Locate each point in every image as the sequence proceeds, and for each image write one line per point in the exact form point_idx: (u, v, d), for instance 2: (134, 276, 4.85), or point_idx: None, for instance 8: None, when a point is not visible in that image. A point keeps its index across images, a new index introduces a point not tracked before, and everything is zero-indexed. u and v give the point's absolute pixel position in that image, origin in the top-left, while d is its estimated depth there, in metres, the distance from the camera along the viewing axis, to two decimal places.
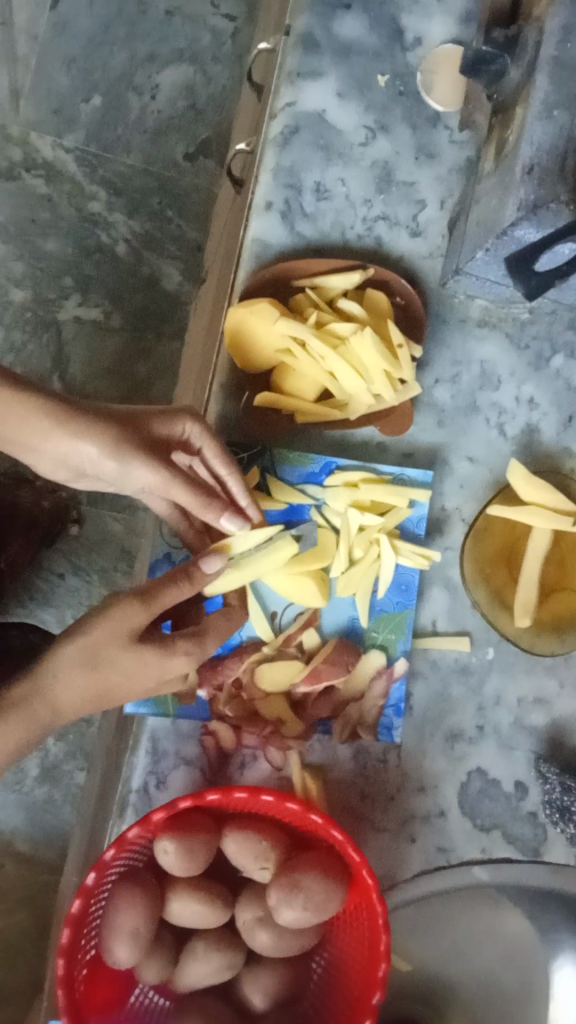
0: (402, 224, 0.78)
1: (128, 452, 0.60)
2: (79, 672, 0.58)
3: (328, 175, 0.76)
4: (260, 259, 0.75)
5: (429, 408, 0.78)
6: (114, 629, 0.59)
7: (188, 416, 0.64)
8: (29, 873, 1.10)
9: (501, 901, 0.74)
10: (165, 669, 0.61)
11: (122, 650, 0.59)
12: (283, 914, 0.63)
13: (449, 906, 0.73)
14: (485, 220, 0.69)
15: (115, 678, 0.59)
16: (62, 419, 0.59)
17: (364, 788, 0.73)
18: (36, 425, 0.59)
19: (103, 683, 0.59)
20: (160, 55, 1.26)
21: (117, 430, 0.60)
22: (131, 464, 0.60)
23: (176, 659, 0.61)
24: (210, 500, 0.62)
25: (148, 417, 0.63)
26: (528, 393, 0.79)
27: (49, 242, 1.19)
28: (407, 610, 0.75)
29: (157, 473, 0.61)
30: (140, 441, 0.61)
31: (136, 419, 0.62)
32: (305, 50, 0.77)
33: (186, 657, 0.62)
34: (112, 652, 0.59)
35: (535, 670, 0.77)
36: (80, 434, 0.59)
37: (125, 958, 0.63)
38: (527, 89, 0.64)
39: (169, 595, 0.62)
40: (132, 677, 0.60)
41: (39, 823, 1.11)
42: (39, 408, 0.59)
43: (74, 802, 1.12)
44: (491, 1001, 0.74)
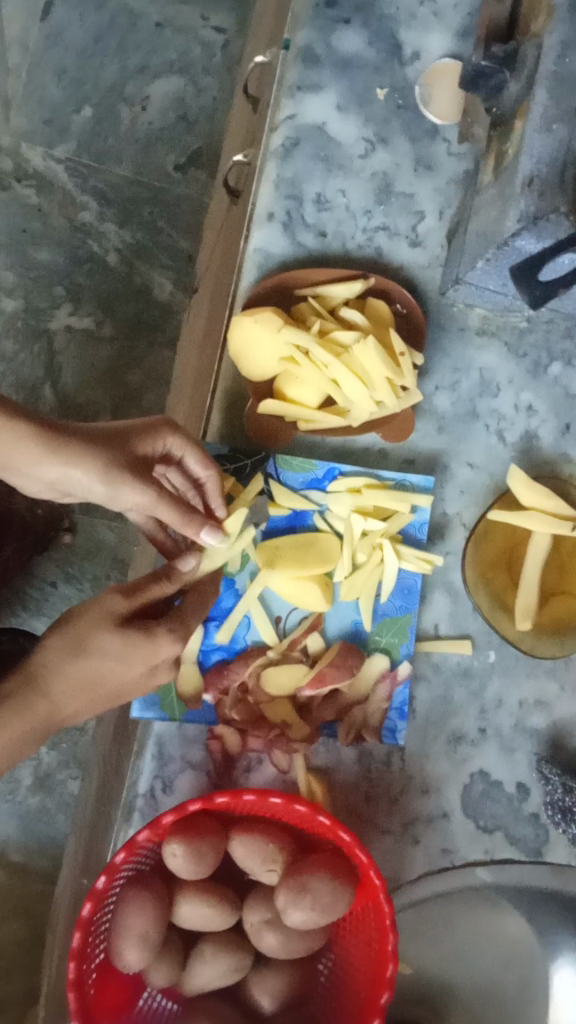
0: (401, 234, 0.79)
1: (117, 474, 0.59)
2: (68, 662, 0.59)
3: (329, 186, 0.78)
4: (262, 270, 0.76)
5: (430, 415, 0.79)
6: (98, 614, 0.60)
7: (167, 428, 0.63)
8: (22, 884, 1.10)
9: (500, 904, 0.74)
10: (156, 656, 0.60)
11: (106, 632, 0.59)
12: (291, 915, 0.64)
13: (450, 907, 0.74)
14: (485, 230, 0.70)
15: (105, 670, 0.59)
16: (50, 445, 0.58)
17: (368, 790, 0.74)
18: (22, 450, 0.58)
19: (93, 674, 0.59)
20: (152, 67, 1.27)
21: (104, 452, 0.59)
22: (120, 487, 0.59)
23: (163, 642, 0.60)
24: (193, 518, 0.61)
25: (130, 433, 0.61)
26: (526, 400, 0.80)
27: (40, 252, 1.20)
28: (410, 614, 0.75)
29: (145, 494, 0.59)
30: (128, 460, 0.60)
31: (120, 437, 0.61)
32: (306, 65, 0.78)
33: (174, 638, 0.60)
34: (95, 635, 0.59)
35: (535, 672, 0.78)
36: (69, 457, 0.58)
37: (134, 962, 0.63)
38: (526, 103, 0.66)
39: (152, 589, 0.62)
40: (121, 666, 0.59)
41: (33, 833, 1.11)
42: (30, 433, 0.58)
43: (67, 811, 1.11)
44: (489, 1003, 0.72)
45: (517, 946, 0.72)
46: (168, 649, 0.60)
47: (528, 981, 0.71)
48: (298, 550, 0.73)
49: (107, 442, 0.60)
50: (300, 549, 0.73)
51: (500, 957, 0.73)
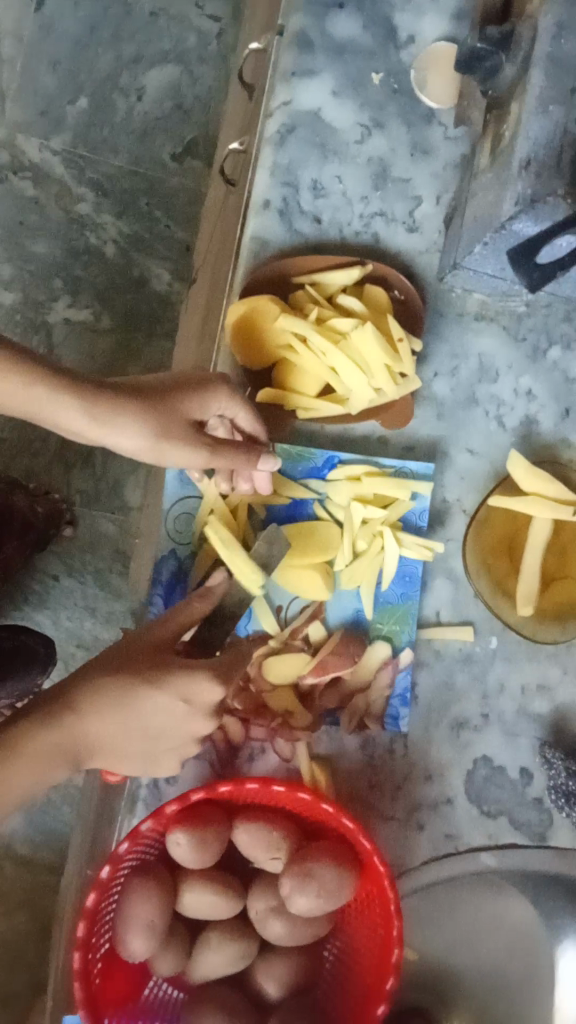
0: (398, 220, 0.78)
1: (167, 434, 0.64)
2: (98, 693, 0.59)
3: (325, 172, 0.77)
4: (258, 257, 0.76)
5: (429, 402, 0.79)
6: (137, 647, 0.61)
7: (215, 388, 0.67)
8: (30, 875, 1.10)
9: (503, 888, 0.76)
10: (193, 690, 0.59)
11: (144, 663, 0.60)
12: (297, 902, 0.64)
13: (453, 891, 0.75)
14: (482, 215, 0.70)
15: (145, 702, 0.59)
16: (97, 415, 0.63)
17: (371, 777, 0.74)
18: (72, 413, 0.63)
19: (125, 711, 0.59)
20: (146, 56, 1.26)
21: (151, 416, 0.64)
22: (170, 445, 0.64)
23: (200, 678, 0.60)
24: (250, 453, 0.66)
25: (180, 396, 0.65)
26: (526, 386, 0.80)
27: (37, 244, 1.20)
28: (411, 601, 0.75)
29: (197, 451, 0.65)
30: (178, 423, 0.65)
31: (167, 399, 0.65)
32: (300, 50, 0.77)
33: (213, 678, 0.60)
34: (134, 663, 0.60)
35: (538, 658, 0.78)
36: (120, 420, 0.63)
37: (140, 950, 0.64)
38: (522, 85, 0.66)
39: (184, 611, 0.64)
40: (160, 695, 0.59)
41: (39, 825, 1.11)
42: (76, 399, 0.63)
43: (73, 802, 1.12)
44: (496, 986, 0.79)
45: (523, 933, 0.78)
46: (207, 690, 0.60)
47: (536, 968, 0.77)
48: (300, 541, 0.73)
49: (156, 400, 0.64)
50: (300, 540, 0.73)
51: (506, 945, 0.79)
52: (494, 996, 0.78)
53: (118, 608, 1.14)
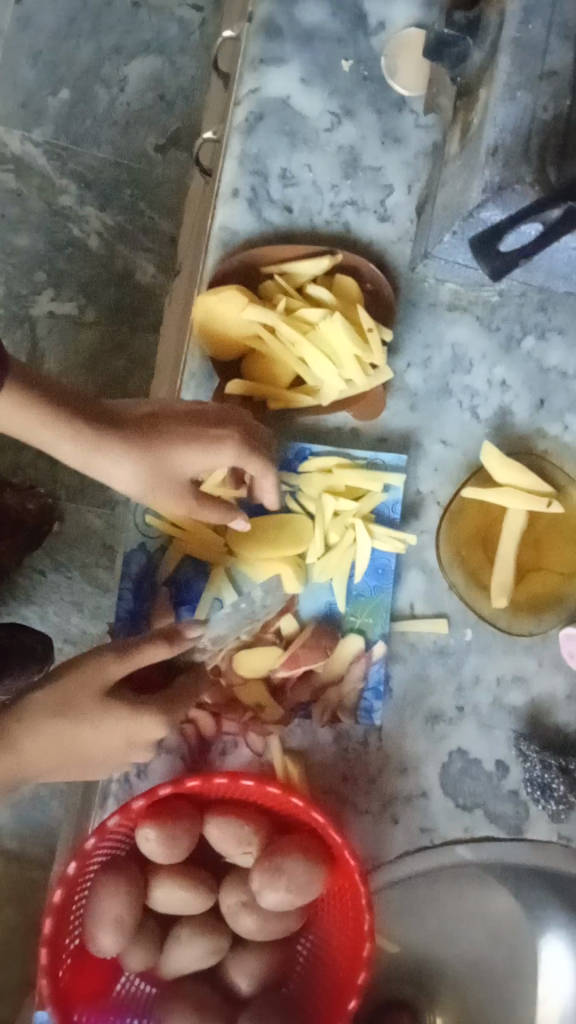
0: (369, 209, 0.77)
1: (158, 489, 0.66)
2: (50, 724, 0.63)
3: (294, 161, 0.76)
4: (227, 248, 0.75)
5: (402, 393, 0.78)
6: (85, 681, 0.64)
7: (220, 447, 0.66)
8: (19, 871, 1.10)
9: (488, 885, 0.78)
10: (140, 736, 0.63)
11: (92, 700, 0.63)
12: (267, 896, 0.64)
13: (435, 888, 0.77)
14: (451, 202, 0.69)
15: (89, 740, 0.63)
16: (94, 458, 0.64)
17: (345, 771, 0.73)
18: (72, 450, 0.63)
19: (74, 743, 0.63)
20: (127, 47, 1.25)
21: (145, 469, 0.65)
22: (157, 497, 0.66)
23: (146, 722, 0.63)
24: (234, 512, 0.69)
25: (180, 450, 0.65)
26: (499, 376, 0.79)
27: (20, 237, 1.19)
28: (384, 594, 0.75)
29: (184, 505, 0.67)
30: (172, 480, 0.66)
31: (163, 457, 0.65)
32: (268, 37, 0.76)
33: (158, 721, 0.63)
34: (83, 700, 0.63)
35: (514, 650, 0.77)
36: (117, 467, 0.64)
37: (109, 945, 0.63)
38: (489, 71, 0.65)
39: (150, 650, 0.64)
40: (101, 737, 0.63)
41: (27, 820, 1.10)
42: (81, 441, 0.63)
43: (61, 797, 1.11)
44: (475, 970, 0.82)
45: (504, 919, 0.81)
46: (151, 730, 0.63)
47: (517, 953, 0.81)
48: (272, 530, 0.73)
49: (152, 456, 0.65)
50: (273, 529, 0.73)
51: (487, 930, 0.82)
52: (474, 979, 0.82)
53: (105, 604, 1.14)
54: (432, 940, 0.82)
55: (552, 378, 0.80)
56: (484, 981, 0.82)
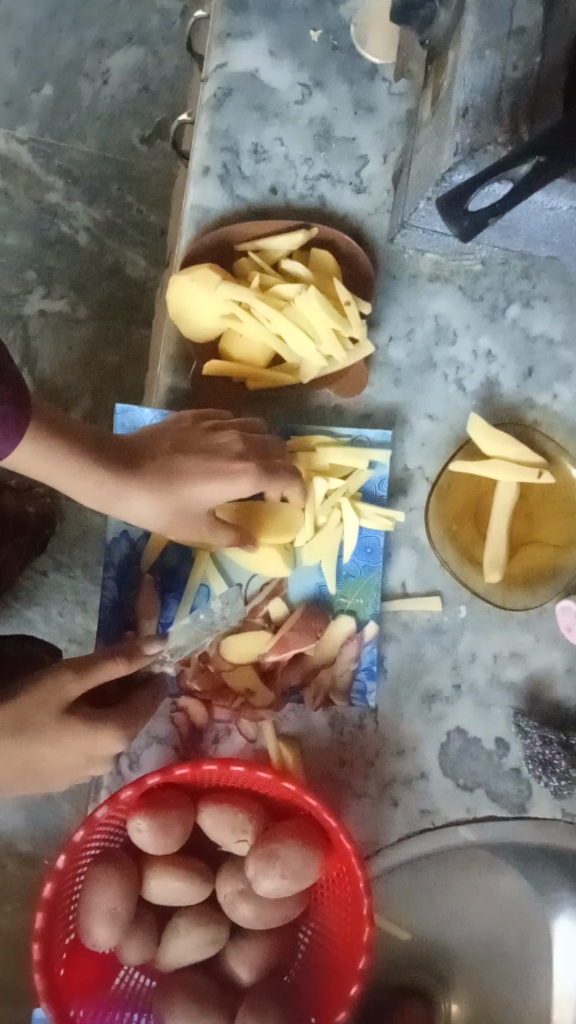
0: (344, 181, 0.76)
1: (178, 523, 0.64)
2: (6, 742, 0.60)
3: (265, 135, 0.75)
4: (200, 226, 0.74)
5: (385, 368, 0.76)
6: (42, 701, 0.60)
7: (242, 482, 0.64)
8: (32, 873, 1.04)
9: (494, 867, 0.78)
10: (96, 749, 0.62)
11: (50, 720, 0.60)
12: (262, 884, 0.63)
13: (440, 871, 0.77)
14: (424, 169, 0.67)
15: (41, 755, 0.61)
16: (113, 500, 0.61)
17: (342, 755, 0.72)
18: (95, 493, 0.60)
19: (30, 757, 0.61)
20: (110, 39, 1.21)
21: (164, 508, 0.62)
22: (176, 529, 0.64)
23: (104, 738, 0.61)
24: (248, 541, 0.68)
25: (201, 485, 0.63)
26: (485, 346, 0.77)
27: (9, 237, 1.15)
28: (374, 574, 0.73)
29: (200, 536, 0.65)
30: (192, 514, 0.64)
31: (184, 492, 0.63)
32: (233, 11, 0.75)
33: (117, 737, 0.62)
34: (41, 722, 0.60)
35: (509, 625, 0.75)
36: (139, 506, 0.62)
37: (104, 939, 0.62)
38: (457, 31, 0.63)
39: (109, 666, 0.61)
40: (59, 752, 0.61)
41: (39, 821, 1.04)
42: (106, 485, 0.60)
43: (74, 798, 1.04)
44: (491, 957, 0.81)
45: (511, 903, 0.79)
46: (108, 746, 0.62)
47: (529, 936, 0.79)
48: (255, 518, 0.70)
49: (173, 493, 0.62)
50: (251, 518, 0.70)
51: (499, 916, 0.80)
52: (489, 966, 0.81)
53: None
54: (446, 930, 0.81)
55: (538, 346, 0.78)
56: (499, 967, 0.80)
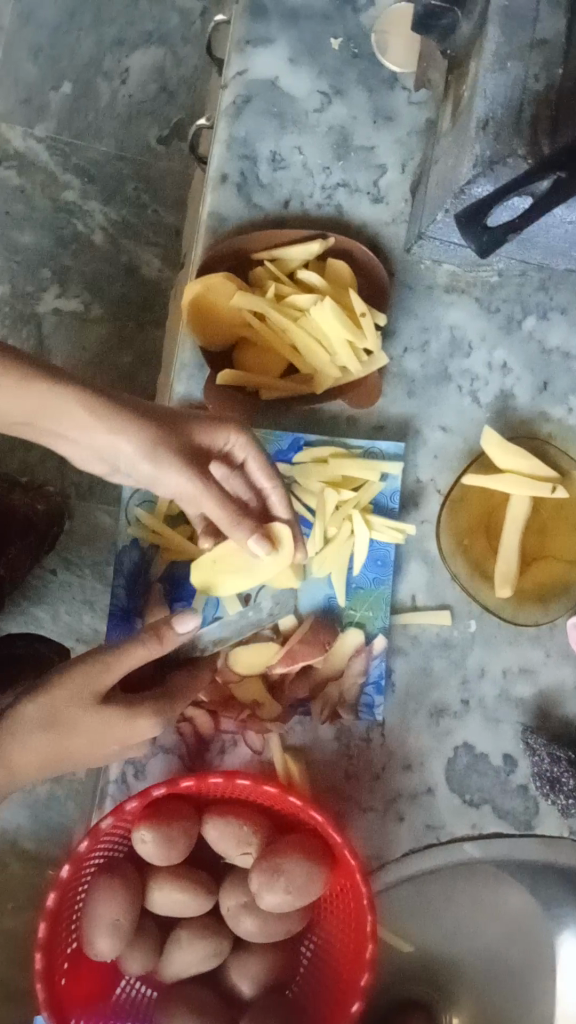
0: (362, 190, 0.75)
1: (161, 453, 0.59)
2: (37, 736, 0.58)
3: (283, 143, 0.74)
4: (216, 233, 0.73)
5: (399, 379, 0.76)
6: (75, 691, 0.58)
7: (231, 426, 0.63)
8: (36, 873, 1.03)
9: (502, 877, 0.76)
10: (134, 736, 0.60)
11: (83, 711, 0.58)
12: (266, 898, 0.63)
13: (450, 878, 0.76)
14: (443, 179, 0.67)
15: (74, 746, 0.59)
16: (102, 417, 0.58)
17: (348, 768, 0.72)
18: (83, 415, 0.57)
19: (65, 747, 0.59)
20: (129, 38, 1.20)
21: (155, 432, 0.59)
22: (167, 468, 0.60)
23: (141, 722, 0.60)
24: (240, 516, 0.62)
25: (190, 420, 0.62)
26: (500, 359, 0.77)
27: (24, 234, 1.13)
28: (384, 587, 0.73)
29: (192, 482, 0.60)
30: (176, 441, 0.60)
31: (174, 422, 0.61)
32: (253, 16, 0.75)
33: (155, 720, 0.60)
34: (74, 713, 0.58)
35: (519, 641, 0.75)
36: (115, 429, 0.58)
37: (106, 951, 0.62)
38: (478, 42, 0.63)
39: (137, 650, 0.59)
40: (94, 741, 0.59)
41: (44, 821, 1.03)
42: (73, 396, 0.57)
43: (79, 798, 1.03)
44: (497, 975, 0.78)
45: (519, 919, 0.76)
46: (147, 730, 0.60)
47: (534, 956, 0.75)
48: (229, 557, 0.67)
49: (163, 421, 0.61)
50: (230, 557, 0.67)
51: (505, 933, 0.78)
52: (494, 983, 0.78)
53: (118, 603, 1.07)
54: (452, 941, 0.80)
55: (554, 359, 0.77)
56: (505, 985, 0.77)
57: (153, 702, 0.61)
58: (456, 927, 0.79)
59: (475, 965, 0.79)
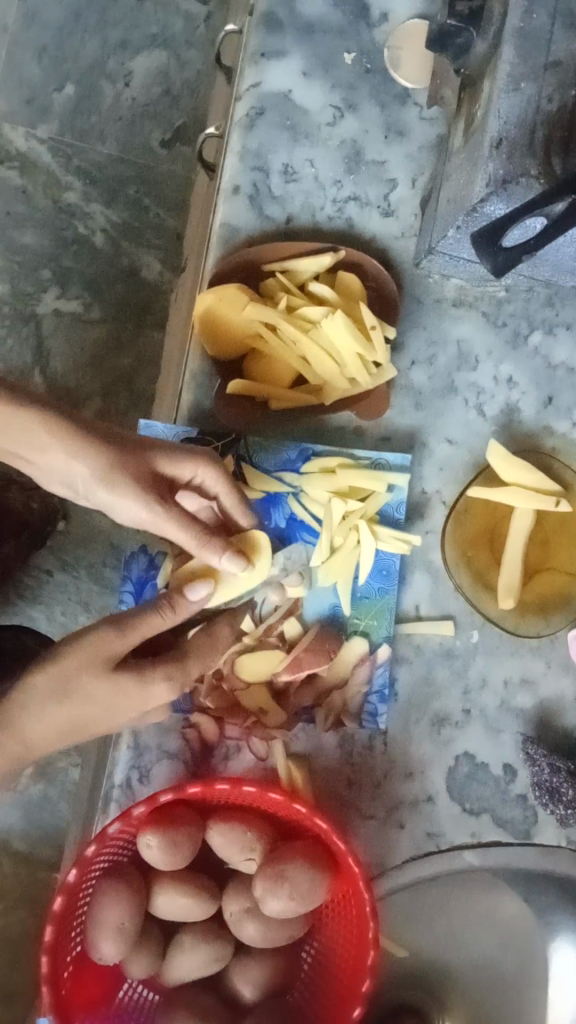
0: (373, 204, 0.77)
1: (119, 478, 0.59)
2: (51, 707, 0.57)
3: (296, 156, 0.76)
4: (228, 244, 0.74)
5: (406, 392, 0.77)
6: (87, 658, 0.57)
7: (198, 457, 0.63)
8: (27, 872, 1.02)
9: (497, 885, 0.74)
10: (148, 701, 0.60)
11: (96, 678, 0.57)
12: (270, 904, 0.63)
13: (443, 890, 0.74)
14: (455, 196, 0.68)
15: (86, 712, 0.58)
16: (62, 436, 0.58)
17: (350, 776, 0.72)
18: (41, 433, 0.58)
19: (79, 717, 0.58)
20: (133, 41, 1.18)
21: (113, 457, 0.59)
22: (124, 496, 0.60)
23: (155, 688, 0.60)
24: (206, 537, 0.62)
25: (154, 449, 0.62)
26: (506, 373, 0.78)
27: (25, 235, 1.12)
28: (388, 596, 0.74)
29: (151, 510, 0.60)
30: (136, 467, 0.60)
31: (135, 449, 0.61)
32: (268, 29, 0.76)
33: (168, 685, 0.60)
34: (87, 680, 0.57)
35: (520, 652, 0.76)
36: (72, 451, 0.58)
37: (110, 955, 0.63)
38: (492, 62, 0.63)
39: (149, 621, 0.60)
40: (109, 707, 0.58)
41: (36, 821, 1.03)
42: (33, 416, 0.57)
43: (70, 798, 1.04)
44: (490, 986, 0.77)
45: (514, 923, 0.76)
46: (160, 694, 0.60)
47: (529, 960, 0.76)
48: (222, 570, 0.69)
49: (123, 448, 0.61)
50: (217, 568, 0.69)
51: (499, 941, 0.77)
52: (487, 993, 0.77)
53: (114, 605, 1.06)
54: (447, 954, 0.78)
55: (560, 374, 0.78)
56: (497, 994, 0.77)
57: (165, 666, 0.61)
58: (450, 940, 0.77)
59: (465, 978, 0.78)
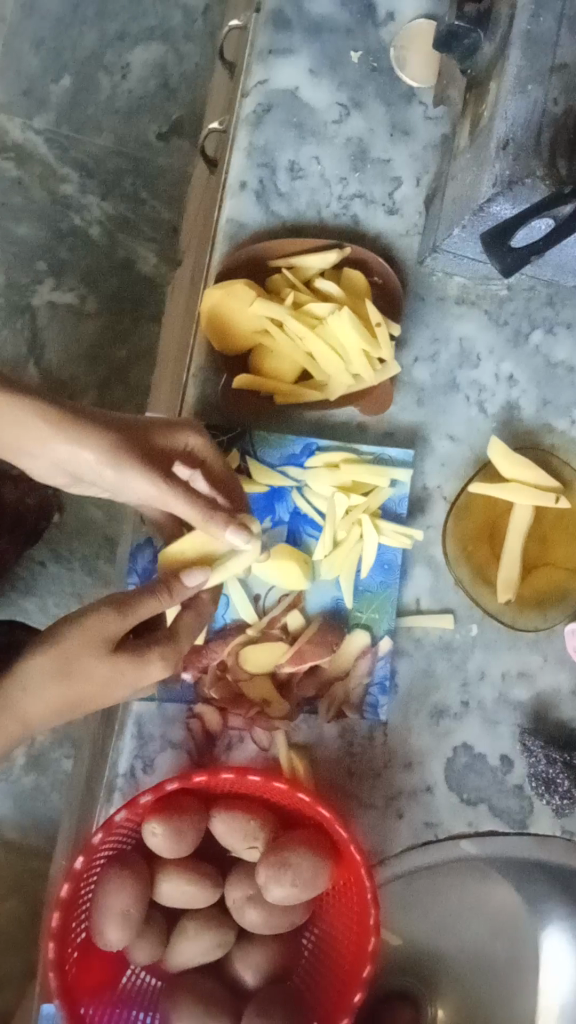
0: (378, 202, 0.78)
1: (123, 458, 0.59)
2: (51, 686, 0.57)
3: (302, 154, 0.77)
4: (234, 241, 0.75)
5: (409, 388, 0.78)
6: (87, 639, 0.57)
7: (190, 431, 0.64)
8: (18, 862, 1.03)
9: (490, 876, 0.76)
10: (144, 677, 0.60)
11: (96, 659, 0.57)
12: (272, 892, 0.64)
13: (438, 877, 0.75)
14: (461, 197, 0.69)
15: (85, 689, 0.58)
16: (62, 427, 0.58)
17: (350, 767, 0.73)
18: (39, 424, 0.57)
19: (78, 694, 0.58)
20: (131, 33, 1.18)
21: (116, 437, 0.59)
22: (129, 472, 0.60)
23: (152, 663, 0.60)
24: (211, 507, 0.61)
25: (149, 429, 0.62)
26: (507, 370, 0.79)
27: (21, 226, 1.11)
28: (390, 590, 0.75)
29: (154, 486, 0.60)
30: (136, 447, 0.60)
31: (133, 428, 0.61)
32: (276, 28, 0.77)
33: (162, 661, 0.61)
34: (87, 661, 0.57)
35: (518, 645, 0.77)
36: (77, 441, 0.58)
37: (116, 940, 0.63)
38: (499, 64, 0.64)
39: (146, 604, 0.59)
40: (109, 683, 0.58)
41: (28, 811, 1.03)
42: (32, 409, 0.57)
43: (62, 788, 1.04)
44: (481, 971, 0.79)
45: (504, 913, 0.78)
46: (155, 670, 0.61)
47: (519, 952, 0.78)
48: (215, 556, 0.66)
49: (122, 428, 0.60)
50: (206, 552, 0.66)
51: (490, 929, 0.79)
52: (476, 981, 0.79)
53: None
54: (438, 941, 0.80)
55: (559, 372, 0.80)
56: (486, 980, 0.79)
57: (159, 646, 0.61)
58: (441, 928, 0.79)
59: (455, 964, 0.80)
